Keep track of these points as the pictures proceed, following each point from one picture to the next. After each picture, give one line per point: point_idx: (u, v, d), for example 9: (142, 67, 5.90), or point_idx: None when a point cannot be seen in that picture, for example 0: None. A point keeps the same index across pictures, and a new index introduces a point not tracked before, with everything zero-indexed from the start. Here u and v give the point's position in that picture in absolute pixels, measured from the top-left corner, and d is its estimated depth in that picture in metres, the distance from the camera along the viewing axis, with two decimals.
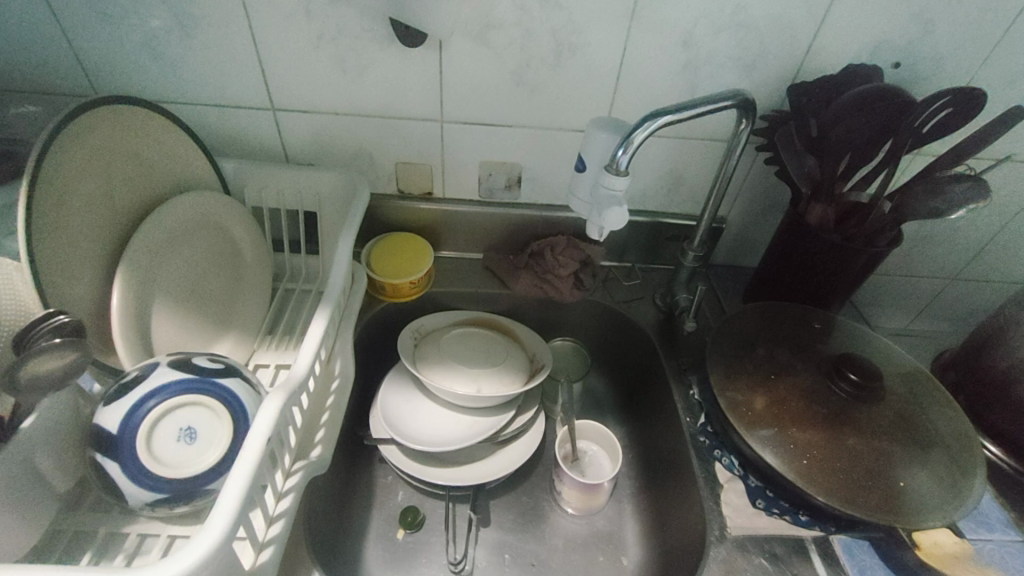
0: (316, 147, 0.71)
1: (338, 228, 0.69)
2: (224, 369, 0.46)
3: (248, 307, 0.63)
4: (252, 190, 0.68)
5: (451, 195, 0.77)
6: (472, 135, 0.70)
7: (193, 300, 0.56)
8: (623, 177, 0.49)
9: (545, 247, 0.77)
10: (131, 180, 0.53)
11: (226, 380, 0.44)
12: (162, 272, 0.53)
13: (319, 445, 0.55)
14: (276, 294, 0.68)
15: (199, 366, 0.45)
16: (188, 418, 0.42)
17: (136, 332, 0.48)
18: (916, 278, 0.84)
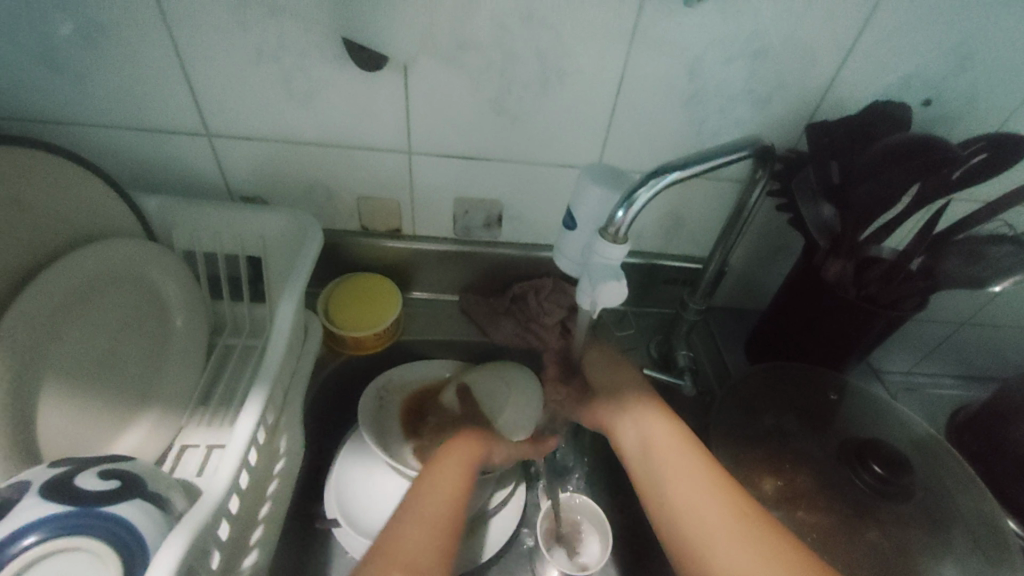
0: (263, 179, 0.61)
1: (287, 274, 0.59)
2: (122, 487, 0.37)
3: (176, 375, 0.53)
4: (184, 230, 0.58)
5: (422, 233, 0.68)
6: (445, 169, 0.61)
7: (98, 379, 0.47)
8: (620, 245, 0.41)
9: (529, 291, 0.69)
10: (15, 234, 0.44)
11: (120, 507, 0.36)
12: (59, 346, 0.44)
13: (253, 552, 0.46)
14: (214, 352, 0.58)
15: (83, 490, 0.36)
16: (64, 565, 0.33)
17: (10, 432, 0.39)
18: (937, 328, 0.76)
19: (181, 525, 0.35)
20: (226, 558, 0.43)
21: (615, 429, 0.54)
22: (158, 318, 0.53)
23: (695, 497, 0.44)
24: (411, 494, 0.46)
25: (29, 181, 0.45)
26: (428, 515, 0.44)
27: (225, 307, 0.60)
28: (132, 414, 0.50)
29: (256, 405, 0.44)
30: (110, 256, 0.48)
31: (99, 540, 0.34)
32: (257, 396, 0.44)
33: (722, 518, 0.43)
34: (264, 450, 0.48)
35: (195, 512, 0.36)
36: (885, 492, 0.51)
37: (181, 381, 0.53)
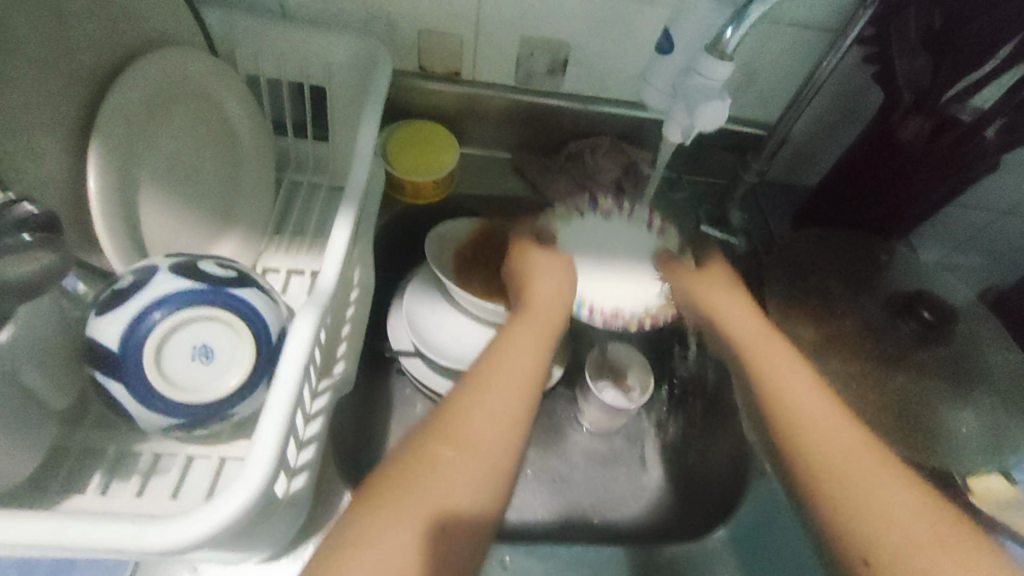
0: (322, 1, 0.57)
1: (356, 109, 0.58)
2: (239, 278, 0.41)
3: (254, 201, 0.54)
4: (247, 53, 0.56)
5: (482, 79, 0.65)
6: (517, 2, 0.57)
7: (187, 191, 0.48)
8: (727, 62, 0.40)
9: (586, 148, 0.69)
10: (101, 27, 0.42)
11: (243, 292, 0.40)
12: (149, 152, 0.44)
13: (343, 359, 0.50)
14: (282, 186, 0.59)
15: (208, 273, 0.40)
16: (206, 333, 0.39)
17: (122, 227, 0.41)
18: (990, 213, 0.76)
19: (306, 306, 0.38)
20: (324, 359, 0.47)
21: (699, 288, 0.58)
22: (232, 141, 0.52)
23: (815, 407, 0.43)
24: (486, 366, 0.43)
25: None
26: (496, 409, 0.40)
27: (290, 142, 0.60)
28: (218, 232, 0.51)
29: (346, 220, 0.45)
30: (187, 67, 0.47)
31: (233, 315, 0.39)
32: (347, 212, 0.45)
33: (859, 461, 0.39)
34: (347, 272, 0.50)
35: (314, 300, 0.40)
36: (923, 337, 0.56)
37: (260, 206, 0.54)
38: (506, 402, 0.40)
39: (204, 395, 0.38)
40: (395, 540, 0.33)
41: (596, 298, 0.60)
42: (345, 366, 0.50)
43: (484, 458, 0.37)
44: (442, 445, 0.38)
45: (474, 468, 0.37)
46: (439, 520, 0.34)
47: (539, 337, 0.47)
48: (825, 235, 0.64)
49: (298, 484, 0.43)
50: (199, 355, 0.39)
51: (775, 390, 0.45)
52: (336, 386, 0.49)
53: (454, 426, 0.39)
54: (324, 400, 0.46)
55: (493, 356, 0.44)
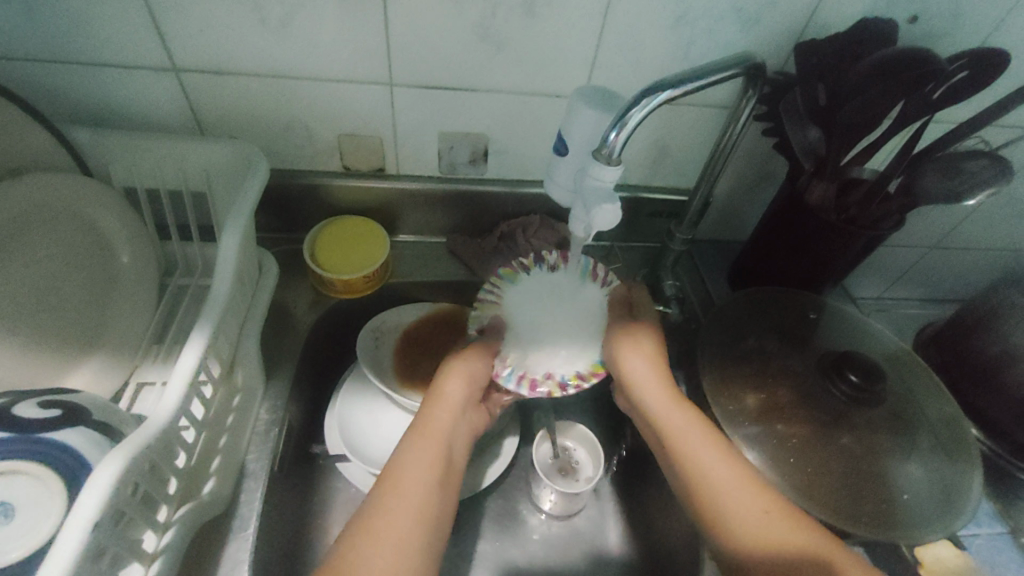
0: (236, 116, 0.58)
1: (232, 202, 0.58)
2: (66, 415, 0.39)
3: (124, 315, 0.53)
4: (160, 168, 0.56)
5: (408, 172, 0.67)
6: (426, 103, 0.59)
7: (40, 315, 0.48)
8: (615, 167, 0.41)
9: (516, 228, 0.69)
10: None
11: (62, 433, 0.37)
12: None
13: (216, 476, 0.49)
14: (167, 291, 0.59)
15: (25, 418, 0.37)
16: (7, 488, 0.35)
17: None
18: (914, 255, 0.78)
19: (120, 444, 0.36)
20: (187, 484, 0.45)
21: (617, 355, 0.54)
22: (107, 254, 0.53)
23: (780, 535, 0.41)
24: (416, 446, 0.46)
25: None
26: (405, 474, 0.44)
27: (174, 246, 0.60)
28: (78, 355, 0.50)
29: (199, 341, 0.44)
30: (42, 188, 0.48)
31: (41, 463, 0.36)
32: (202, 329, 0.44)
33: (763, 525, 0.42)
34: (222, 381, 0.50)
35: (140, 435, 0.37)
36: (858, 400, 0.53)
37: (133, 322, 0.54)
38: (422, 485, 0.44)
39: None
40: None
41: (537, 365, 0.54)
42: (218, 483, 0.49)
43: (423, 532, 0.41)
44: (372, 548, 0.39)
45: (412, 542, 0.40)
46: None
47: (442, 432, 0.48)
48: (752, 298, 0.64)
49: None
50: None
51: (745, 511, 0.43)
52: (204, 507, 0.47)
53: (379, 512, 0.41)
54: (176, 530, 0.43)
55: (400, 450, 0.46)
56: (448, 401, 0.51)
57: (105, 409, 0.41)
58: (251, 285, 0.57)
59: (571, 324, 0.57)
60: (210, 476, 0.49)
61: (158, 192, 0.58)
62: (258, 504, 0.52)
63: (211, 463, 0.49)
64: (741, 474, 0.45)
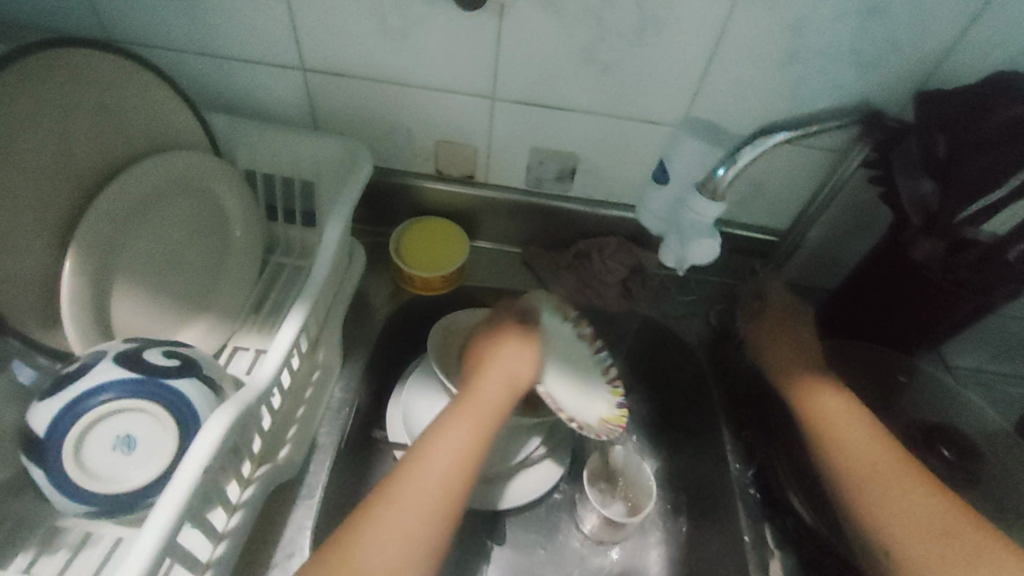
0: (349, 116, 0.63)
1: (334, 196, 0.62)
2: (182, 366, 0.43)
3: (231, 285, 0.59)
4: (277, 155, 0.62)
5: (495, 182, 0.69)
6: (524, 118, 0.61)
7: (168, 276, 0.54)
8: (717, 203, 0.42)
9: (593, 248, 0.70)
10: (97, 137, 0.48)
11: (179, 382, 0.41)
12: (131, 246, 0.50)
13: (289, 444, 0.52)
14: (267, 267, 0.65)
15: (151, 364, 0.41)
16: (131, 423, 0.40)
17: (90, 310, 0.45)
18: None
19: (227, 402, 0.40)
20: (267, 446, 0.49)
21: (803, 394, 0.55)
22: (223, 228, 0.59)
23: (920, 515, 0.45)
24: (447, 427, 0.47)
25: (106, 85, 0.48)
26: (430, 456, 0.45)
27: (279, 228, 0.66)
28: (190, 314, 0.56)
29: (297, 318, 0.48)
30: (186, 164, 0.53)
31: (161, 408, 0.40)
32: (301, 308, 0.48)
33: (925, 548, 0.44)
34: (307, 357, 0.54)
35: (243, 396, 0.41)
36: (954, 475, 0.53)
37: (237, 291, 0.59)
38: (444, 472, 0.44)
39: (115, 486, 0.38)
40: (360, 564, 0.39)
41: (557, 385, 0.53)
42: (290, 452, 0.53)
43: (424, 524, 0.42)
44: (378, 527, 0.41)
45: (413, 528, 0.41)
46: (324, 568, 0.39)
47: (474, 426, 0.47)
48: (839, 351, 0.61)
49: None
50: (121, 447, 0.40)
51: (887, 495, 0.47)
52: (277, 471, 0.51)
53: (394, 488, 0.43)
54: (255, 487, 0.48)
55: (429, 435, 0.46)
56: (483, 395, 0.49)
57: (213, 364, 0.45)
58: (342, 271, 0.61)
59: (580, 364, 0.57)
60: (286, 443, 0.53)
61: (272, 177, 0.64)
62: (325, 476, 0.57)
63: (287, 431, 0.53)
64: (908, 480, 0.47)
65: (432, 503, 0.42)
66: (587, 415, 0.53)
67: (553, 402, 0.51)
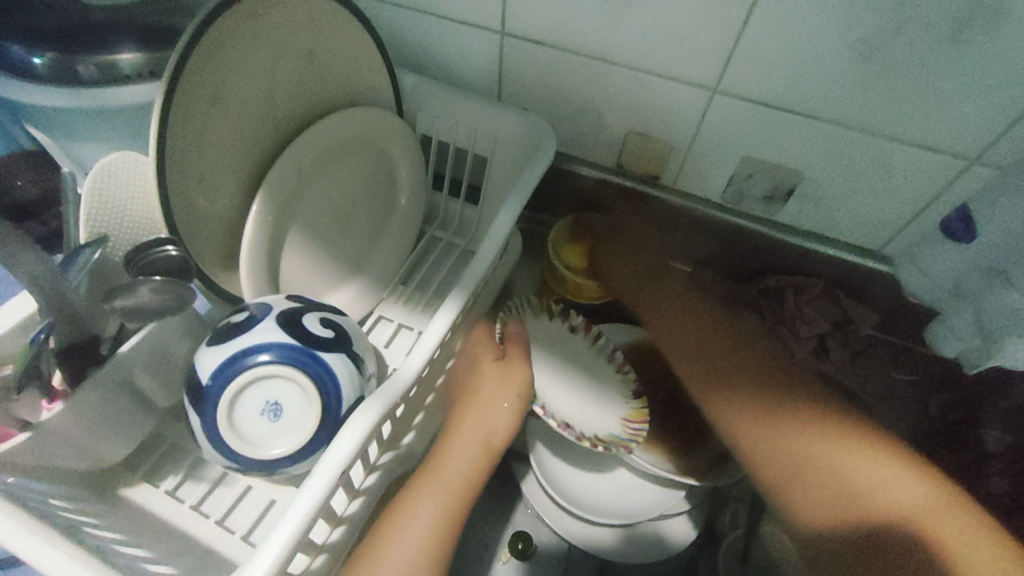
0: (537, 89, 0.56)
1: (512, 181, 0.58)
2: (334, 340, 0.40)
3: (389, 252, 0.57)
4: (457, 125, 0.58)
5: (683, 187, 0.59)
6: (748, 121, 0.49)
7: (335, 234, 0.53)
8: None
9: (787, 287, 0.57)
10: (298, 84, 0.47)
11: (329, 356, 0.39)
12: (309, 199, 0.49)
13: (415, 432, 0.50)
14: (422, 238, 0.62)
15: (308, 331, 0.39)
16: (281, 390, 0.38)
17: (263, 260, 0.45)
18: None
19: (374, 394, 0.36)
20: (396, 431, 0.47)
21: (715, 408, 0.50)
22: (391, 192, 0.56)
23: (903, 491, 0.40)
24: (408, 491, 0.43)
25: (316, 32, 0.46)
26: (420, 516, 0.41)
27: (442, 199, 0.63)
28: (346, 276, 0.55)
29: (450, 310, 0.43)
30: (370, 121, 0.51)
31: (309, 380, 0.38)
32: (456, 298, 0.44)
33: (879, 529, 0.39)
34: (448, 347, 0.51)
35: (389, 390, 0.37)
36: None
37: (392, 259, 0.58)
38: (419, 534, 0.40)
39: (257, 451, 0.37)
40: None
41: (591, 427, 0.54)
42: (415, 439, 0.50)
43: None
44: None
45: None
46: None
47: (441, 496, 0.42)
48: None
49: (320, 563, 0.40)
50: (268, 413, 0.38)
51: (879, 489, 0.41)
52: (399, 458, 0.48)
53: (383, 541, 0.40)
54: (378, 474, 0.45)
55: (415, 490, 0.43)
56: (453, 459, 0.44)
57: (360, 341, 0.42)
58: (498, 261, 0.56)
59: (591, 365, 0.58)
60: (411, 430, 0.50)
61: (445, 145, 0.61)
62: None
63: (416, 418, 0.50)
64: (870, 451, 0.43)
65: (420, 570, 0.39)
66: (595, 423, 0.55)
67: (570, 434, 0.52)
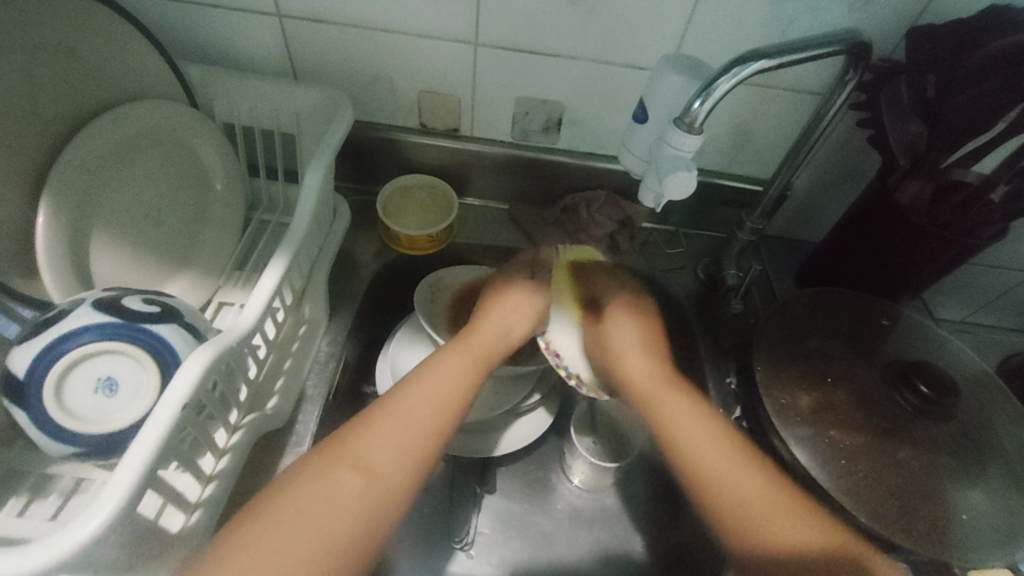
0: (327, 66, 0.61)
1: (316, 147, 0.61)
2: (162, 313, 0.42)
3: (218, 240, 0.58)
4: (256, 108, 0.60)
5: (480, 135, 0.68)
6: (508, 66, 0.59)
7: (149, 228, 0.53)
8: (695, 136, 0.41)
9: (581, 202, 0.69)
10: (67, 85, 0.47)
11: (159, 327, 0.41)
12: (109, 196, 0.49)
13: (276, 395, 0.52)
14: (250, 224, 0.63)
15: (129, 309, 0.41)
16: (112, 366, 0.40)
17: (66, 260, 0.45)
18: (1003, 269, 0.69)
19: (205, 343, 0.39)
20: (254, 395, 0.49)
21: (610, 325, 0.54)
22: (204, 183, 0.57)
23: (749, 484, 0.41)
24: (421, 372, 0.45)
25: (76, 29, 0.47)
26: (444, 375, 0.45)
27: (261, 184, 0.64)
28: (174, 270, 0.55)
29: (277, 267, 0.47)
30: (157, 112, 0.52)
31: (141, 351, 0.40)
32: (283, 256, 0.47)
33: (748, 492, 0.41)
34: (293, 311, 0.54)
35: (222, 339, 0.40)
36: (925, 411, 0.51)
37: (221, 247, 0.58)
38: (442, 391, 0.44)
39: (101, 425, 0.39)
40: (314, 508, 0.35)
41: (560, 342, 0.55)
42: (279, 401, 0.52)
43: (421, 438, 0.40)
44: (343, 467, 0.37)
45: (382, 491, 0.37)
46: (286, 510, 0.35)
47: (469, 359, 0.47)
48: (819, 298, 0.61)
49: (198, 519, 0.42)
50: (103, 389, 0.39)
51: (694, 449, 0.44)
52: (265, 420, 0.51)
53: (403, 403, 0.42)
54: (243, 434, 0.47)
55: (421, 378, 0.44)
56: (479, 334, 0.50)
57: (192, 312, 0.45)
58: (326, 225, 0.60)
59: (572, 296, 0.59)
60: (275, 393, 0.52)
61: (252, 130, 0.63)
62: (313, 425, 0.56)
63: (274, 382, 0.53)
64: (735, 446, 0.44)
65: (400, 482, 0.38)
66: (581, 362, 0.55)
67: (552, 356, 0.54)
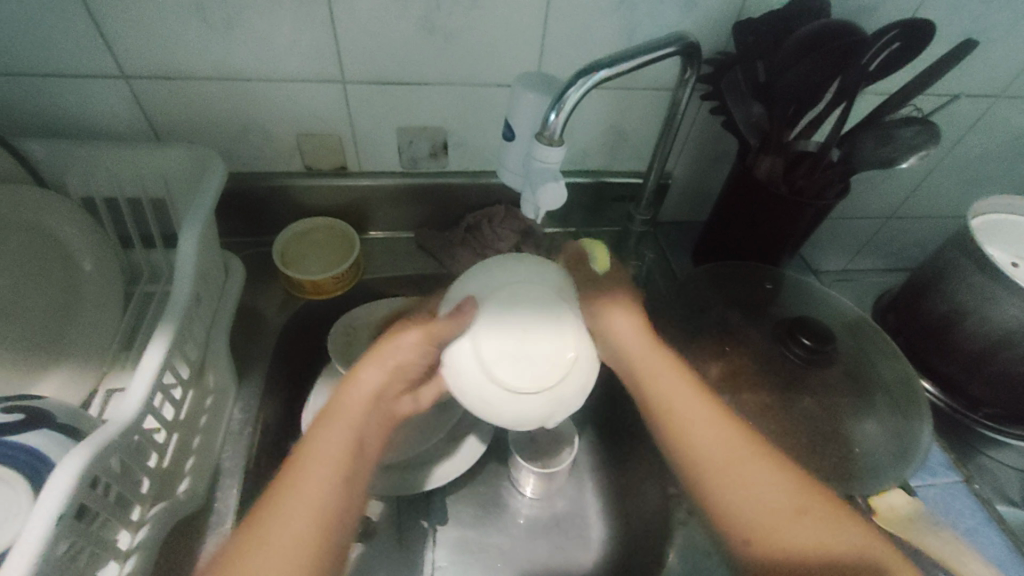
0: (191, 122, 0.58)
1: (191, 208, 0.58)
2: (29, 419, 0.40)
3: (92, 324, 0.53)
4: (117, 176, 0.57)
5: (369, 169, 0.67)
6: (381, 100, 0.60)
7: (9, 326, 0.49)
8: (557, 148, 0.44)
9: (482, 219, 0.70)
10: None
11: (27, 435, 0.39)
12: None
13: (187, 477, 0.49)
14: (133, 299, 0.59)
15: None
16: None
17: None
18: (860, 219, 0.78)
19: (80, 442, 0.36)
20: (158, 483, 0.46)
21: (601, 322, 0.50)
22: (67, 266, 0.53)
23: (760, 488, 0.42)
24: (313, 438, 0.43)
25: None
26: (331, 441, 0.43)
27: (138, 255, 0.60)
28: (45, 365, 0.50)
29: (161, 342, 0.44)
30: None
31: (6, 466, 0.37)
32: (165, 330, 0.44)
33: (767, 499, 0.42)
34: (192, 383, 0.51)
35: (101, 435, 0.37)
36: (813, 362, 0.55)
37: (96, 330, 0.53)
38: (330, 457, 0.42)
39: None
40: None
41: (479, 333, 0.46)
42: (191, 482, 0.49)
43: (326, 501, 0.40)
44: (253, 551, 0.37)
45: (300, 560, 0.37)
46: None
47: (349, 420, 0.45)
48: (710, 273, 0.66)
49: None
50: None
51: (690, 443, 0.45)
52: (178, 506, 0.47)
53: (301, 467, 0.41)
54: (150, 529, 0.44)
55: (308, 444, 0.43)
56: (358, 385, 0.47)
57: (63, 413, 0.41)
58: (217, 288, 0.57)
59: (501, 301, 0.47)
60: (184, 476, 0.49)
61: (119, 199, 0.59)
62: (234, 503, 0.53)
63: (183, 463, 0.49)
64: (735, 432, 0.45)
65: (316, 546, 0.38)
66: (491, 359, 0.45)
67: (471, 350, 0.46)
